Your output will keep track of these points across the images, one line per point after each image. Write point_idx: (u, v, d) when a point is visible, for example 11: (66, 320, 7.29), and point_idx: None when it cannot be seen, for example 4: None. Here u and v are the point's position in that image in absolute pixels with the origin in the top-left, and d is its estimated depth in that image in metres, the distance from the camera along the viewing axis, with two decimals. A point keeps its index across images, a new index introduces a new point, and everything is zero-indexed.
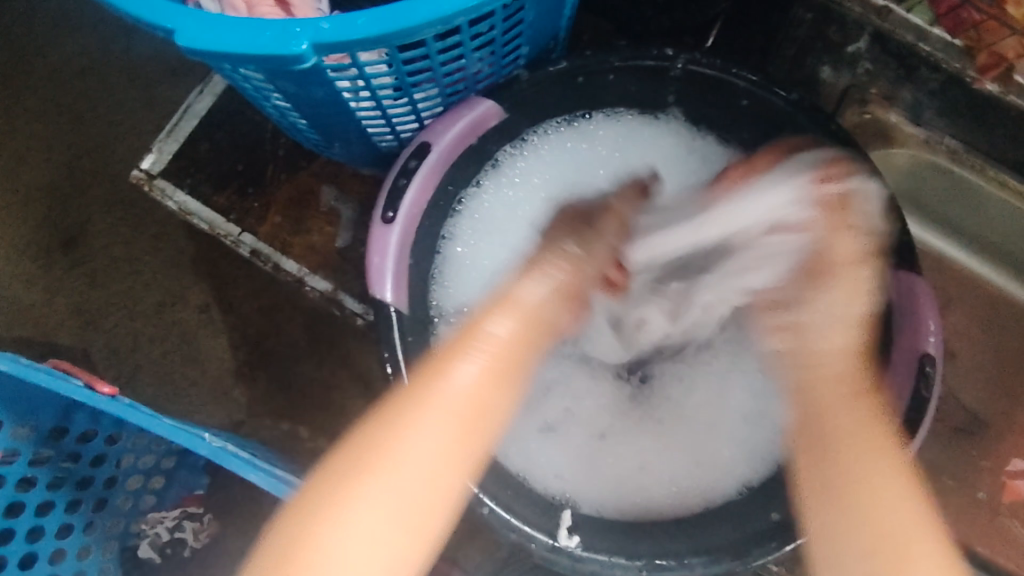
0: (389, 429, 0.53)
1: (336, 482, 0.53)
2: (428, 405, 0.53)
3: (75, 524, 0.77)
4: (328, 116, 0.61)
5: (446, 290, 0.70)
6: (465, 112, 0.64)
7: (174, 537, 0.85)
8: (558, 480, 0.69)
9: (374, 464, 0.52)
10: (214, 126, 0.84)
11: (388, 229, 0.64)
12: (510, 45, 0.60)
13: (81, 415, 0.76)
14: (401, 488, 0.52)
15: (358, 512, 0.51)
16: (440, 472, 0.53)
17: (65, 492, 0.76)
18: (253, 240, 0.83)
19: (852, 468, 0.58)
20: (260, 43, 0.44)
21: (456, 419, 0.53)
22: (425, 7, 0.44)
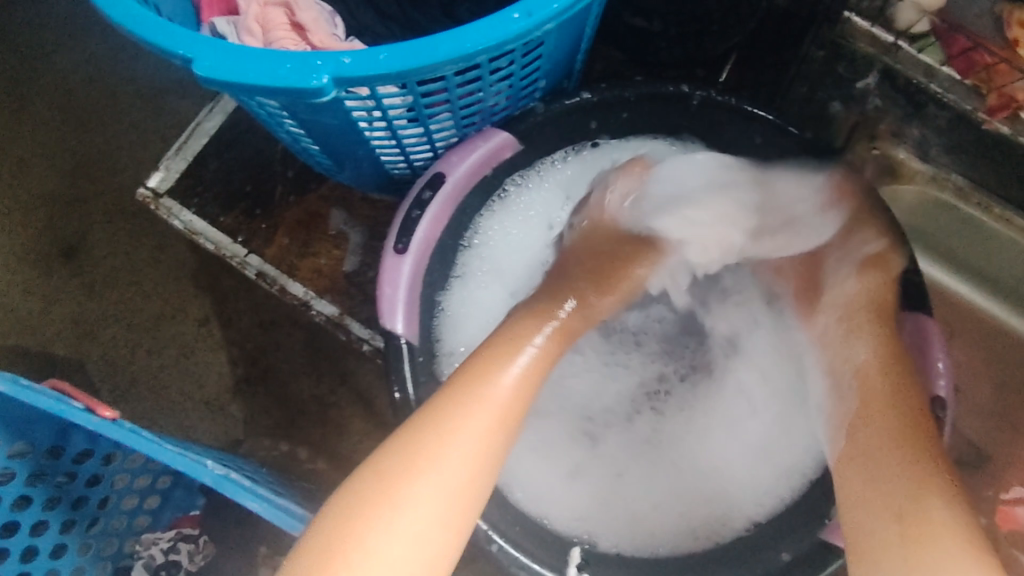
0: (411, 437, 0.50)
1: (387, 462, 0.49)
2: (474, 397, 0.52)
3: (67, 547, 0.76)
4: (341, 144, 0.61)
5: (455, 330, 0.68)
6: (480, 143, 0.63)
7: (168, 560, 0.82)
8: (577, 522, 0.70)
9: (391, 469, 0.49)
10: (222, 144, 0.84)
11: (400, 259, 0.61)
12: (527, 79, 0.59)
13: (78, 435, 0.75)
14: (460, 460, 0.49)
15: (420, 485, 0.48)
16: (471, 477, 0.49)
17: (58, 513, 0.75)
18: (260, 262, 0.82)
19: (921, 549, 0.45)
20: (279, 76, 0.44)
21: (493, 428, 0.51)
22: (448, 44, 0.44)
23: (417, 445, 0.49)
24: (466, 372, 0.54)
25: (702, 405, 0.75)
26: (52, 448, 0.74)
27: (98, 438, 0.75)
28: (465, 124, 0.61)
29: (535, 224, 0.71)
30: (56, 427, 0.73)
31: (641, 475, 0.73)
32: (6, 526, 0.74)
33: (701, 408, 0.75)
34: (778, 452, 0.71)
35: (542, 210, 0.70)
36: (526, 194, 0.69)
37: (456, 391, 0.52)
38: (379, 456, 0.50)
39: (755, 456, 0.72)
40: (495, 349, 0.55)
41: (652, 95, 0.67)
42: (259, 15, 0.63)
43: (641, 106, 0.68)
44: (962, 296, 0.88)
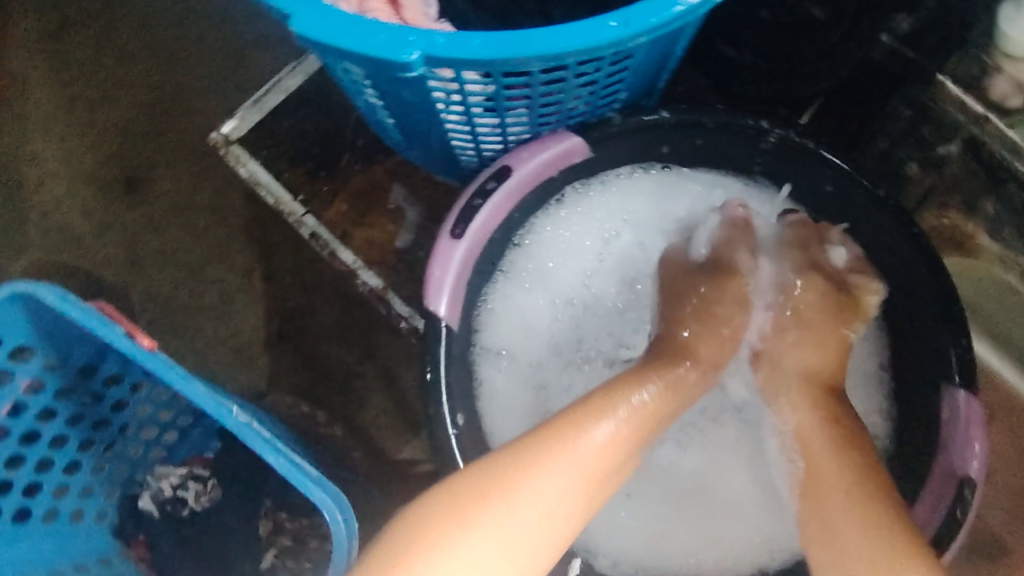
0: (516, 467, 0.52)
1: (498, 470, 0.52)
2: (590, 430, 0.54)
3: (82, 465, 0.82)
4: (416, 120, 0.61)
5: (493, 323, 0.65)
6: (551, 143, 0.60)
7: (175, 495, 0.86)
8: (580, 533, 0.68)
9: (467, 513, 0.50)
10: (299, 103, 0.86)
11: (455, 244, 0.58)
12: (610, 88, 0.58)
13: (112, 358, 0.79)
14: (564, 487, 0.52)
15: (524, 501, 0.51)
16: (567, 520, 0.52)
17: (78, 429, 0.81)
18: (315, 224, 0.83)
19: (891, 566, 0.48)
20: (373, 44, 0.43)
21: (571, 492, 0.52)
22: (542, 41, 0.44)
23: (529, 460, 0.52)
24: (558, 425, 0.55)
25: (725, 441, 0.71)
26: (82, 365, 0.79)
27: (127, 365, 0.80)
28: (540, 122, 0.60)
29: (588, 234, 0.68)
30: (90, 346, 0.78)
31: (655, 498, 0.70)
32: (29, 432, 0.80)
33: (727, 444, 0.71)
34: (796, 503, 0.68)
35: (598, 220, 0.68)
36: (584, 204, 0.67)
37: (562, 434, 0.54)
38: (454, 489, 0.52)
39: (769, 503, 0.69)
40: (614, 391, 0.58)
41: (733, 124, 0.64)
42: None
43: (720, 134, 0.65)
44: (1012, 384, 0.85)
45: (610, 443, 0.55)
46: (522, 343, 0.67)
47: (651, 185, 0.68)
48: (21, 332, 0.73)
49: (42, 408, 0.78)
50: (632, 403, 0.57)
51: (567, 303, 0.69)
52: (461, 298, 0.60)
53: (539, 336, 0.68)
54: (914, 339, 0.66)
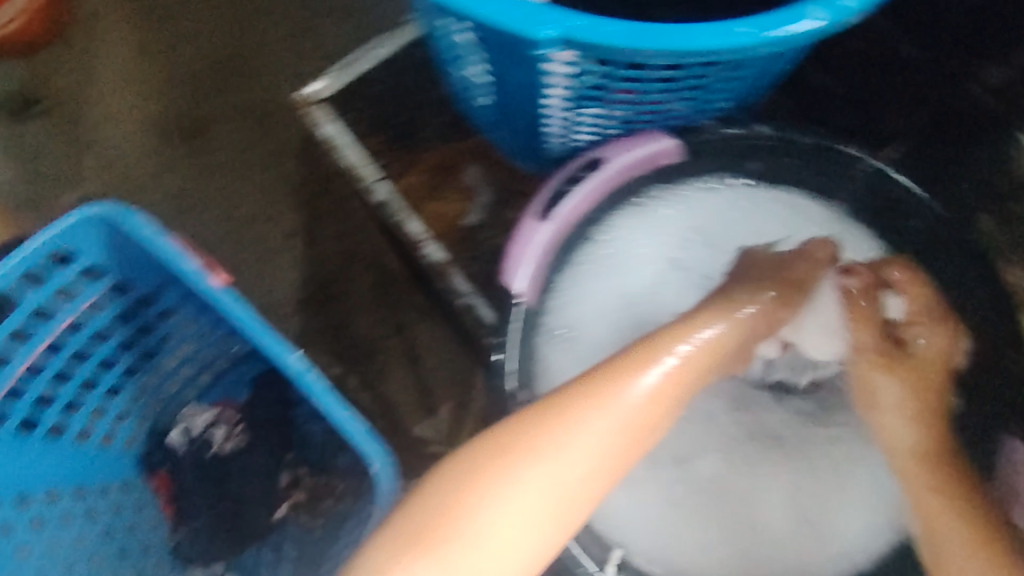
0: (543, 428, 0.54)
1: (524, 431, 0.54)
2: (619, 390, 0.55)
3: (122, 390, 0.86)
4: (515, 102, 0.62)
5: (560, 315, 0.64)
6: (647, 141, 0.61)
7: (204, 435, 0.90)
8: (616, 527, 0.66)
9: (498, 469, 0.53)
10: (388, 73, 0.88)
11: (542, 226, 0.59)
12: (713, 96, 0.59)
13: (171, 294, 0.81)
14: (592, 447, 0.54)
15: (550, 461, 0.53)
16: (595, 480, 0.54)
17: (125, 355, 0.84)
18: (388, 191, 0.84)
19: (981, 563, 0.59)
20: (512, 18, 0.43)
21: (612, 434, 0.54)
22: (675, 38, 0.44)
23: (556, 420, 0.54)
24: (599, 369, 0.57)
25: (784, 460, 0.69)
26: (142, 295, 0.81)
27: (182, 305, 0.81)
28: (639, 118, 0.61)
29: (665, 241, 0.67)
30: (153, 279, 0.79)
31: (700, 505, 0.68)
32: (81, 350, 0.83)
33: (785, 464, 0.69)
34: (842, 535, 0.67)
35: (676, 228, 0.67)
36: (663, 206, 0.66)
37: (594, 395, 0.55)
38: (498, 435, 0.55)
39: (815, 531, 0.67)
40: (647, 348, 0.58)
41: (819, 149, 0.66)
42: None
43: (807, 155, 0.66)
44: None
45: (655, 388, 0.57)
46: (589, 335, 0.66)
47: (734, 201, 0.68)
48: (97, 253, 0.76)
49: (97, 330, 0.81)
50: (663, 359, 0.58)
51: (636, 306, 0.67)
52: (541, 278, 0.60)
53: (606, 329, 0.66)
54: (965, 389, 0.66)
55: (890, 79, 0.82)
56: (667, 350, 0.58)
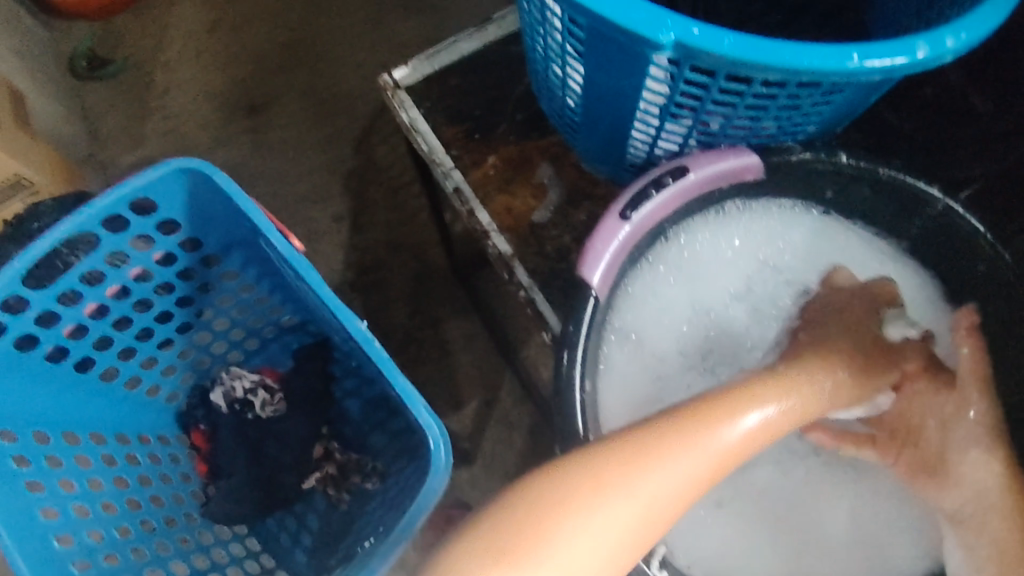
0: (633, 451, 0.49)
1: (614, 452, 0.48)
2: (714, 428, 0.51)
3: (175, 344, 0.88)
4: (604, 105, 0.64)
5: (627, 311, 0.65)
6: (732, 156, 0.62)
7: (245, 398, 0.92)
8: (661, 527, 0.67)
9: (595, 484, 0.46)
10: (471, 68, 0.91)
11: (622, 226, 0.60)
12: (803, 117, 0.60)
13: (236, 257, 0.83)
14: (678, 480, 0.49)
15: (638, 488, 0.47)
16: (671, 513, 0.49)
17: (182, 311, 0.86)
18: (461, 179, 0.85)
19: None
20: (632, 19, 0.45)
21: (700, 478, 0.50)
22: (787, 54, 0.46)
23: (649, 448, 0.49)
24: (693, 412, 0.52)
25: (814, 480, 0.73)
26: (208, 255, 0.82)
27: (243, 269, 0.85)
28: (725, 132, 0.63)
29: (734, 257, 0.69)
30: (222, 241, 0.81)
31: (738, 514, 0.71)
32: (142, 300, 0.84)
33: (820, 482, 0.73)
34: (860, 557, 0.71)
35: (748, 247, 0.69)
36: (741, 221, 0.68)
37: (689, 428, 0.51)
38: (586, 455, 0.49)
39: (839, 550, 0.71)
40: (737, 394, 0.55)
41: (903, 188, 0.64)
42: None
43: (890, 190, 0.65)
44: None
45: (749, 434, 0.53)
46: (650, 338, 0.67)
47: (804, 230, 0.70)
48: (177, 208, 0.76)
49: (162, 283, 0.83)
50: (757, 402, 0.54)
51: (698, 319, 0.69)
52: (613, 276, 0.61)
53: (670, 334, 0.68)
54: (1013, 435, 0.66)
55: (959, 132, 0.84)
56: (760, 399, 0.55)
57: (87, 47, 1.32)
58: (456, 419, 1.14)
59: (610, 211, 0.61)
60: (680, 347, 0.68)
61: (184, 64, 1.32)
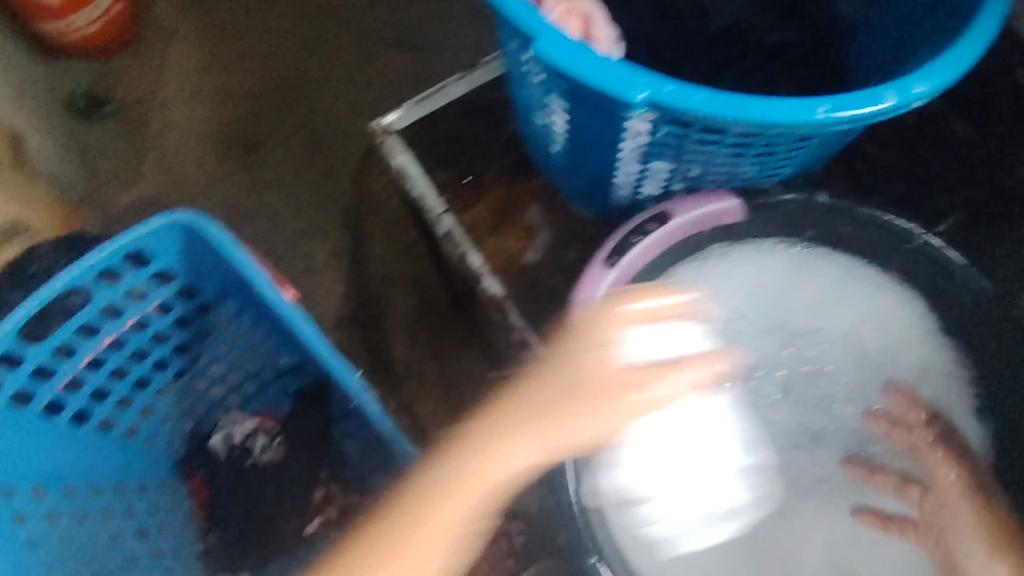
0: (457, 484, 0.61)
1: (449, 467, 0.62)
2: (505, 448, 0.61)
3: (171, 391, 0.89)
4: (588, 150, 0.65)
5: None
6: (713, 200, 0.65)
7: (245, 444, 0.93)
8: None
9: (431, 509, 0.61)
10: (461, 112, 0.92)
11: (608, 272, 0.63)
12: (781, 160, 0.62)
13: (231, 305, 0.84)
14: (483, 501, 0.61)
15: (450, 511, 0.61)
16: (474, 521, 0.62)
17: (178, 359, 0.87)
18: (452, 224, 0.86)
19: None
20: (607, 78, 0.47)
21: (499, 493, 0.62)
22: (758, 107, 0.47)
23: (469, 475, 0.61)
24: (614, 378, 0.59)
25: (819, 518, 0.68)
26: (204, 303, 0.84)
27: (240, 315, 0.84)
28: (707, 176, 0.64)
29: (725, 300, 0.69)
30: (218, 289, 0.82)
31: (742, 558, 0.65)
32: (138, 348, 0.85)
33: (824, 520, 0.68)
34: None
35: (738, 289, 0.69)
36: (725, 264, 0.68)
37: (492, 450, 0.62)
38: (437, 480, 0.62)
39: None
40: (579, 399, 0.60)
41: (880, 227, 0.69)
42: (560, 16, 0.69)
43: (866, 228, 0.69)
44: None
45: (584, 446, 0.60)
46: None
47: (793, 267, 0.70)
48: (171, 258, 0.78)
49: (158, 332, 0.84)
50: (602, 420, 0.59)
51: None
52: None
53: None
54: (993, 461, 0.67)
55: (943, 160, 0.85)
56: (601, 424, 0.59)
57: (84, 88, 1.28)
58: None
59: (596, 259, 0.64)
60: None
61: (183, 103, 1.28)
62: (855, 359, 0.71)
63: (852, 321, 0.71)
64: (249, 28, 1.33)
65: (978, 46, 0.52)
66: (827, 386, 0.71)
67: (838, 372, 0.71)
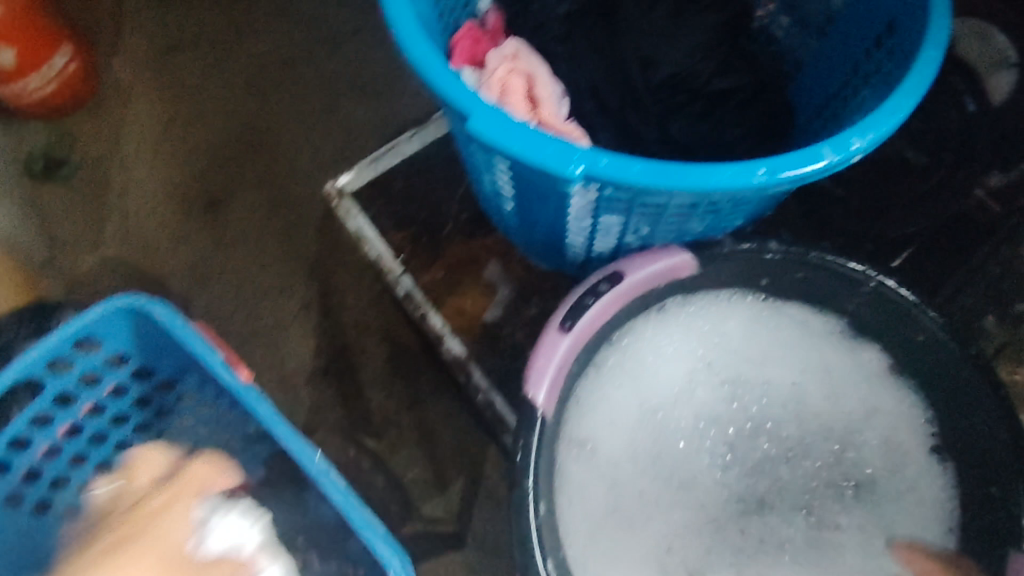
0: None
1: None
2: None
3: None
4: (538, 211, 0.64)
5: (579, 421, 0.67)
6: (661, 256, 0.64)
7: None
8: None
9: None
10: (414, 170, 0.92)
11: (562, 338, 0.60)
12: (730, 215, 0.61)
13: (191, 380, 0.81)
14: None
15: None
16: None
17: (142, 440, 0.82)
18: (410, 284, 0.86)
19: None
20: (541, 154, 0.47)
21: None
22: (695, 175, 0.47)
23: None
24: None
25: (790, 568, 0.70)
26: (163, 380, 0.81)
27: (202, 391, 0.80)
28: (657, 232, 0.64)
29: (677, 357, 0.72)
30: (175, 366, 0.79)
31: None
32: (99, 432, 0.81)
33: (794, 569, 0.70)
34: None
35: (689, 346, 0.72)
36: (684, 313, 0.70)
37: None
38: None
39: None
40: None
41: (830, 268, 0.66)
42: (502, 77, 0.70)
43: (820, 274, 0.67)
44: None
45: None
46: (605, 444, 0.69)
47: (743, 319, 0.72)
48: (121, 341, 0.76)
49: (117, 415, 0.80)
50: None
51: (648, 419, 0.71)
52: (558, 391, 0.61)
53: (624, 436, 0.70)
54: (962, 495, 0.67)
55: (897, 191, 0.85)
56: None
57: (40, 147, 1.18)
58: (442, 501, 0.97)
59: (550, 323, 0.62)
60: (634, 449, 0.70)
61: (143, 160, 1.17)
62: (799, 407, 0.73)
63: (797, 371, 0.73)
64: (205, 71, 1.22)
65: (913, 96, 0.52)
66: (774, 447, 0.73)
67: (783, 424, 0.73)
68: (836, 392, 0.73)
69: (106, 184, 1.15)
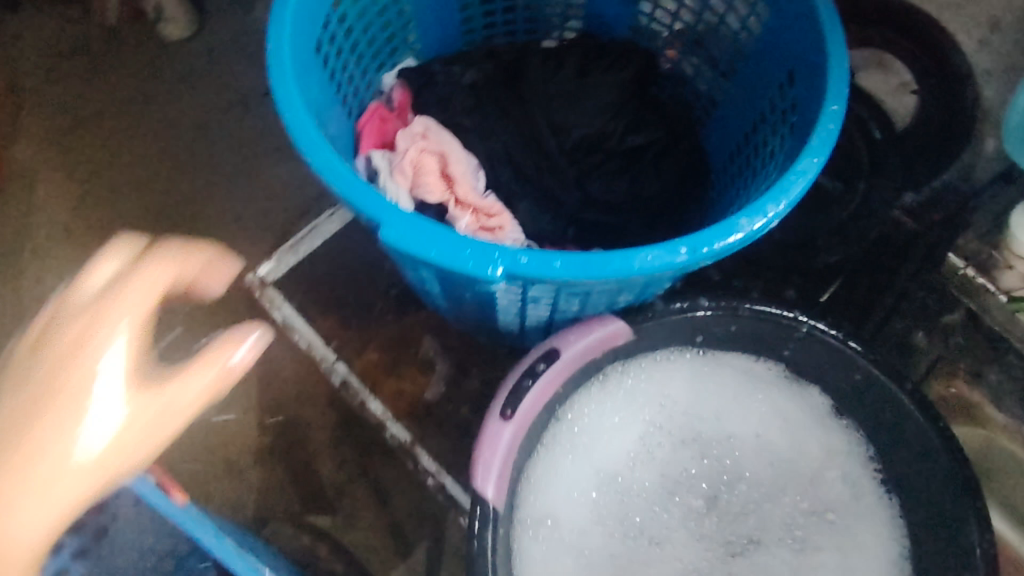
0: None
1: None
2: None
3: None
4: (465, 295, 0.63)
5: (534, 499, 0.67)
6: (597, 327, 0.62)
7: None
8: None
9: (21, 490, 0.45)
10: (336, 248, 0.89)
11: (504, 427, 0.59)
12: (653, 282, 0.60)
13: None
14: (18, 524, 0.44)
15: None
16: None
17: None
18: (346, 371, 0.84)
19: None
20: (459, 261, 0.47)
21: None
22: (616, 264, 0.47)
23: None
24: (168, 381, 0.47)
25: None
26: None
27: None
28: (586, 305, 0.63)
29: (630, 420, 0.72)
30: None
31: None
32: None
33: None
34: None
35: (640, 408, 0.72)
36: (625, 378, 0.70)
37: None
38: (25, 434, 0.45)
39: None
40: None
41: (767, 320, 0.66)
42: (415, 158, 0.69)
43: (755, 323, 0.66)
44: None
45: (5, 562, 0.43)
46: (565, 518, 0.68)
47: (690, 375, 0.72)
48: None
49: None
50: None
51: (608, 485, 0.70)
52: (506, 480, 0.59)
53: (584, 506, 0.69)
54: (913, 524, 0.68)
55: (818, 219, 0.86)
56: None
57: None
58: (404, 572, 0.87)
59: (490, 412, 0.60)
60: (597, 518, 0.69)
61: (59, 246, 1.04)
62: (763, 454, 0.73)
63: (753, 419, 0.74)
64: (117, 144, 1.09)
65: (821, 153, 0.53)
66: (744, 494, 0.73)
67: (754, 475, 0.73)
68: (795, 434, 0.73)
69: (25, 287, 1.03)
